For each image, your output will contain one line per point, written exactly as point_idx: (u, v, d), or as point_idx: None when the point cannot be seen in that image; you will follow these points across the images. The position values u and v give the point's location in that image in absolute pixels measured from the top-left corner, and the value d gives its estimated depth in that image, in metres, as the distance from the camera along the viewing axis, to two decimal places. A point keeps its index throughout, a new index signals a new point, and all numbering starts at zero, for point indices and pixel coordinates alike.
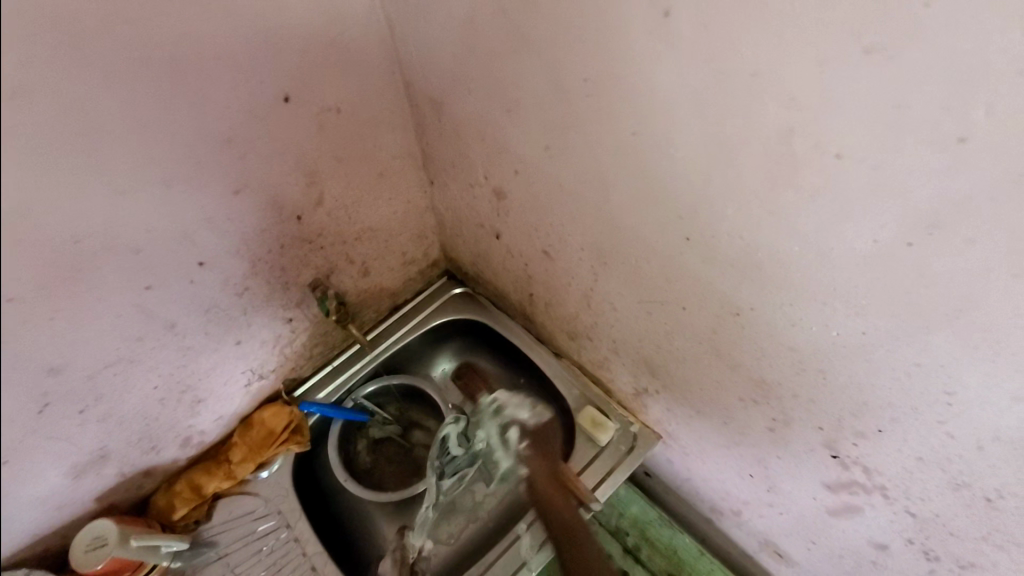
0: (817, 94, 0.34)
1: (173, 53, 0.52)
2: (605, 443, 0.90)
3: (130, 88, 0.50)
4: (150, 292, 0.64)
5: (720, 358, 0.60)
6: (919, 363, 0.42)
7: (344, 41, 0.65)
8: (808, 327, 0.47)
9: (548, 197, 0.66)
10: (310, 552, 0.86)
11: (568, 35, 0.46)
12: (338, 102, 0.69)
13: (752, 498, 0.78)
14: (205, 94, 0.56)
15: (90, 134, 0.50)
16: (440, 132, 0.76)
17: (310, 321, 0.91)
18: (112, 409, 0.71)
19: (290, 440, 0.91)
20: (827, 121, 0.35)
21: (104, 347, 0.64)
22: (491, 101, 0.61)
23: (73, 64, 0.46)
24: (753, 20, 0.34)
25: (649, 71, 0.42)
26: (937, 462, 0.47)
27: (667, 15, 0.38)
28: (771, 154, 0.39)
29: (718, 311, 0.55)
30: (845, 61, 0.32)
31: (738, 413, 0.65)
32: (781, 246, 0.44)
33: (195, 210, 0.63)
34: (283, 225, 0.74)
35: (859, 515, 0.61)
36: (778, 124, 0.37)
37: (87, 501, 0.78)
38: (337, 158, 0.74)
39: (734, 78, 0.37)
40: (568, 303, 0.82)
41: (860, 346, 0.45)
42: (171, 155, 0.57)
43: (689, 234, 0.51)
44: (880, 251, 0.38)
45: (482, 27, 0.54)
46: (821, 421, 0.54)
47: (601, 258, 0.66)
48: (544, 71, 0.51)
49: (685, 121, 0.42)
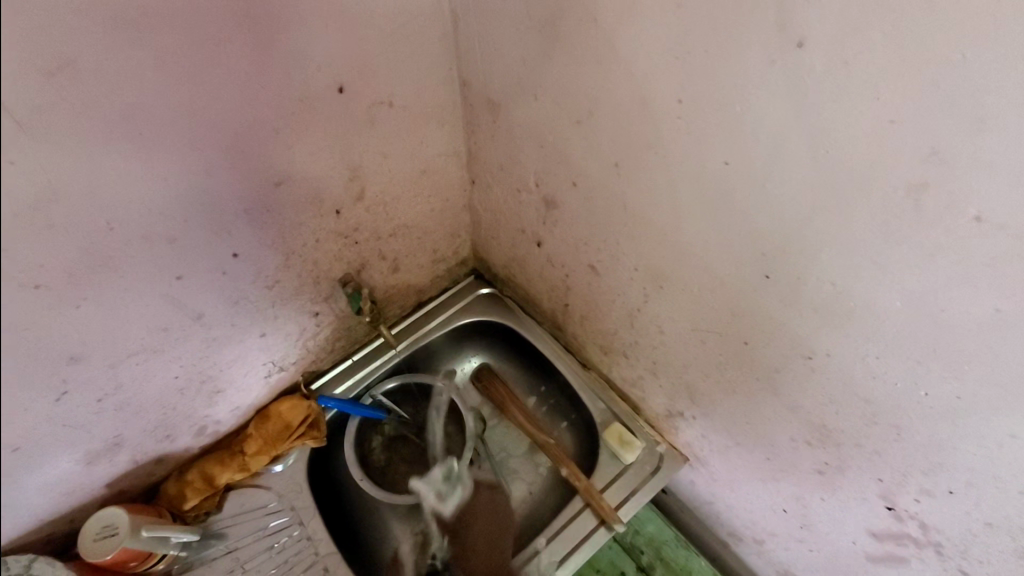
0: (967, 149, 0.31)
1: (230, 36, 0.48)
2: (630, 461, 0.87)
3: (180, 70, 0.47)
4: (180, 283, 0.61)
5: (776, 396, 0.58)
6: (1016, 435, 0.39)
7: (405, 30, 0.61)
8: (892, 382, 0.45)
9: (606, 214, 0.63)
10: (322, 553, 0.84)
11: (669, 53, 0.42)
12: (391, 96, 0.65)
13: (780, 532, 0.76)
14: (257, 79, 0.53)
15: (136, 117, 0.47)
16: (492, 132, 0.72)
17: (336, 316, 0.88)
18: (131, 398, 0.68)
19: (306, 435, 0.88)
20: (974, 180, 0.32)
21: (130, 336, 0.61)
22: (560, 109, 0.58)
23: (126, 38, 0.43)
24: (908, 63, 0.31)
25: (760, 101, 0.39)
26: (1009, 531, 0.45)
27: (799, 45, 0.35)
28: (892, 205, 0.36)
29: (787, 351, 0.52)
30: (1010, 121, 0.29)
31: (786, 451, 0.63)
32: (879, 298, 0.41)
33: (235, 198, 0.59)
34: (322, 219, 0.71)
35: (902, 565, 0.59)
36: (910, 175, 0.34)
37: (98, 486, 0.75)
38: (382, 153, 0.70)
39: (866, 121, 0.34)
40: (608, 318, 0.79)
41: (950, 409, 0.42)
42: (216, 142, 0.53)
43: (770, 271, 0.48)
44: (1003, 320, 0.35)
45: (562, 32, 0.51)
46: (882, 472, 0.52)
47: (655, 280, 0.63)
48: (631, 85, 0.48)
49: (793, 158, 0.39)
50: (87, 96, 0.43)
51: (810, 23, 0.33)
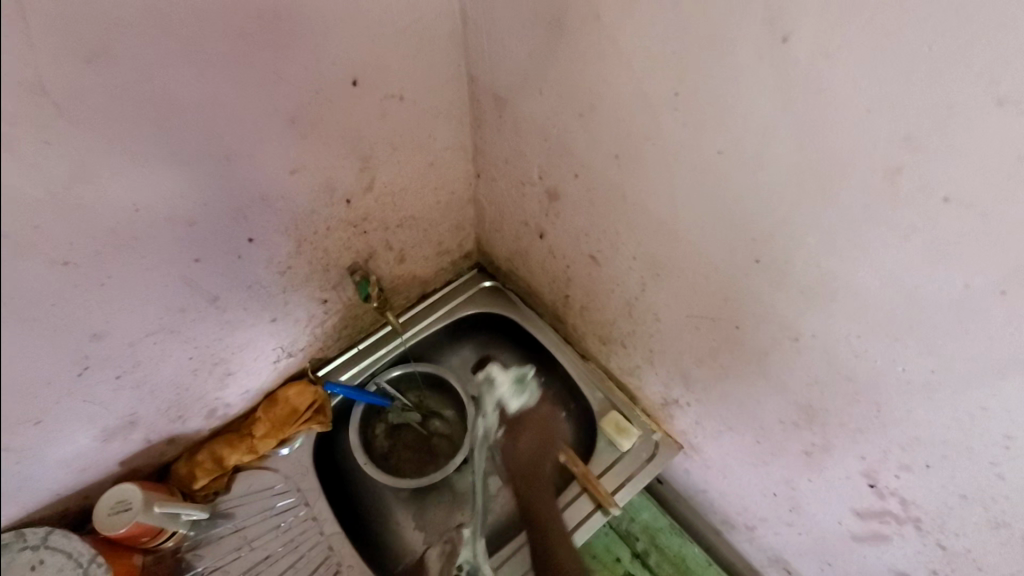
0: (935, 135, 0.34)
1: (255, 28, 0.51)
2: (627, 448, 0.90)
3: (207, 60, 0.50)
4: (198, 265, 0.64)
5: (766, 379, 0.61)
6: (986, 407, 0.42)
7: (417, 27, 0.64)
8: (873, 360, 0.48)
9: (607, 205, 0.66)
10: (328, 532, 0.87)
11: (666, 49, 0.46)
12: (402, 90, 0.68)
13: (770, 516, 0.79)
14: (278, 70, 0.56)
15: (165, 103, 0.50)
16: (497, 126, 0.76)
17: (343, 303, 0.91)
18: (148, 376, 0.70)
19: (313, 419, 0.91)
20: (943, 163, 0.35)
21: (150, 315, 0.64)
22: (564, 103, 0.61)
23: (159, 28, 0.46)
24: (882, 56, 0.34)
25: (749, 93, 0.42)
26: (981, 502, 0.48)
27: (784, 41, 0.38)
28: (871, 189, 0.39)
29: (775, 334, 0.55)
30: (972, 109, 0.32)
31: (775, 434, 0.66)
32: (859, 279, 0.44)
33: (252, 184, 0.62)
34: (333, 207, 0.74)
35: (885, 543, 0.62)
36: (886, 160, 0.37)
37: (112, 464, 0.78)
38: (392, 145, 0.73)
39: (846, 111, 0.37)
40: (607, 308, 0.82)
41: (925, 384, 0.45)
42: (238, 128, 0.57)
43: (760, 256, 0.51)
44: (969, 295, 0.38)
45: (567, 30, 0.54)
46: (865, 450, 0.55)
47: (652, 268, 0.66)
48: (631, 79, 0.51)
49: (780, 147, 0.43)
50: (122, 81, 0.46)
51: (794, 20, 0.37)
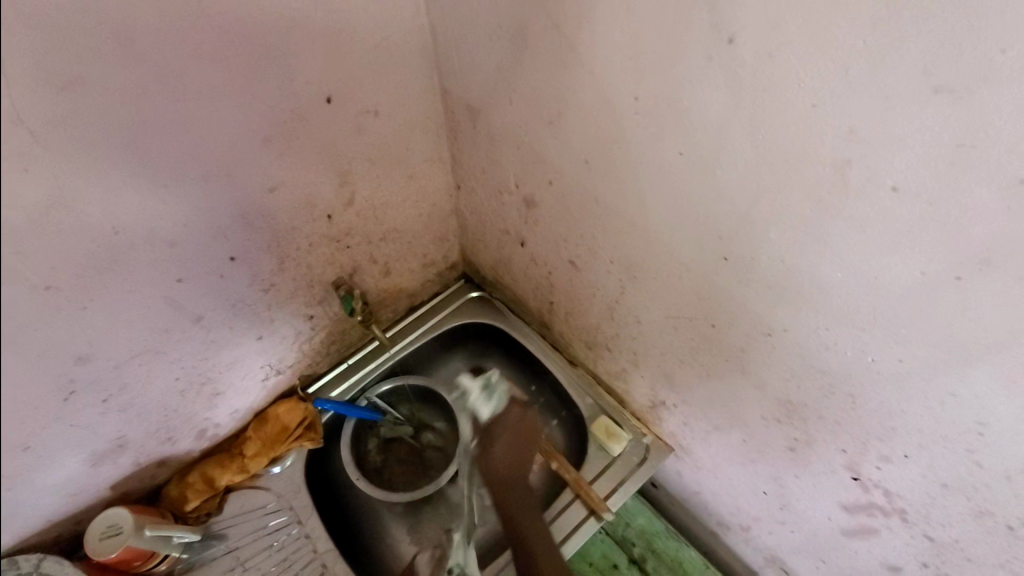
0: (877, 128, 0.35)
1: (225, 50, 0.53)
2: (618, 453, 0.90)
3: (179, 83, 0.51)
4: (180, 285, 0.65)
5: (746, 376, 0.61)
6: (955, 393, 0.43)
7: (387, 45, 0.65)
8: (844, 352, 0.48)
9: (581, 210, 0.67)
10: (321, 550, 0.86)
11: (623, 55, 0.47)
12: (376, 106, 0.70)
13: (763, 515, 0.78)
14: (250, 91, 0.57)
15: (140, 127, 0.51)
16: (473, 138, 0.77)
17: (330, 319, 0.91)
18: (135, 398, 0.71)
19: (303, 436, 0.91)
20: (888, 154, 0.35)
21: (134, 336, 0.64)
22: (533, 112, 0.62)
23: (131, 56, 0.47)
24: (823, 52, 0.35)
25: (703, 95, 0.43)
26: (961, 489, 0.48)
27: (731, 42, 0.39)
28: (823, 183, 0.40)
29: (750, 329, 0.56)
30: (910, 100, 0.33)
31: (759, 430, 0.66)
32: (822, 273, 0.44)
33: (231, 204, 0.63)
34: (314, 223, 0.74)
35: (875, 537, 0.62)
36: (834, 154, 0.38)
37: (102, 488, 0.78)
38: (370, 160, 0.74)
39: (793, 108, 0.38)
40: (590, 313, 0.82)
41: (896, 374, 0.45)
42: (214, 149, 0.58)
43: (727, 253, 0.51)
44: (927, 282, 0.39)
45: (530, 41, 0.55)
46: (845, 443, 0.55)
47: (629, 271, 0.67)
48: (594, 87, 0.52)
49: (737, 146, 0.43)
50: (96, 107, 0.47)
51: (738, 21, 0.38)
